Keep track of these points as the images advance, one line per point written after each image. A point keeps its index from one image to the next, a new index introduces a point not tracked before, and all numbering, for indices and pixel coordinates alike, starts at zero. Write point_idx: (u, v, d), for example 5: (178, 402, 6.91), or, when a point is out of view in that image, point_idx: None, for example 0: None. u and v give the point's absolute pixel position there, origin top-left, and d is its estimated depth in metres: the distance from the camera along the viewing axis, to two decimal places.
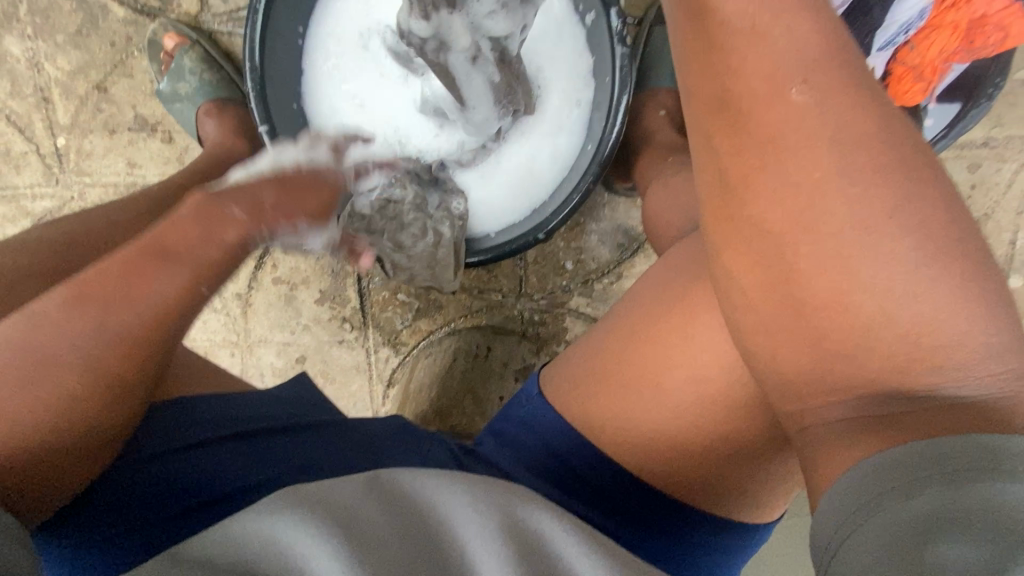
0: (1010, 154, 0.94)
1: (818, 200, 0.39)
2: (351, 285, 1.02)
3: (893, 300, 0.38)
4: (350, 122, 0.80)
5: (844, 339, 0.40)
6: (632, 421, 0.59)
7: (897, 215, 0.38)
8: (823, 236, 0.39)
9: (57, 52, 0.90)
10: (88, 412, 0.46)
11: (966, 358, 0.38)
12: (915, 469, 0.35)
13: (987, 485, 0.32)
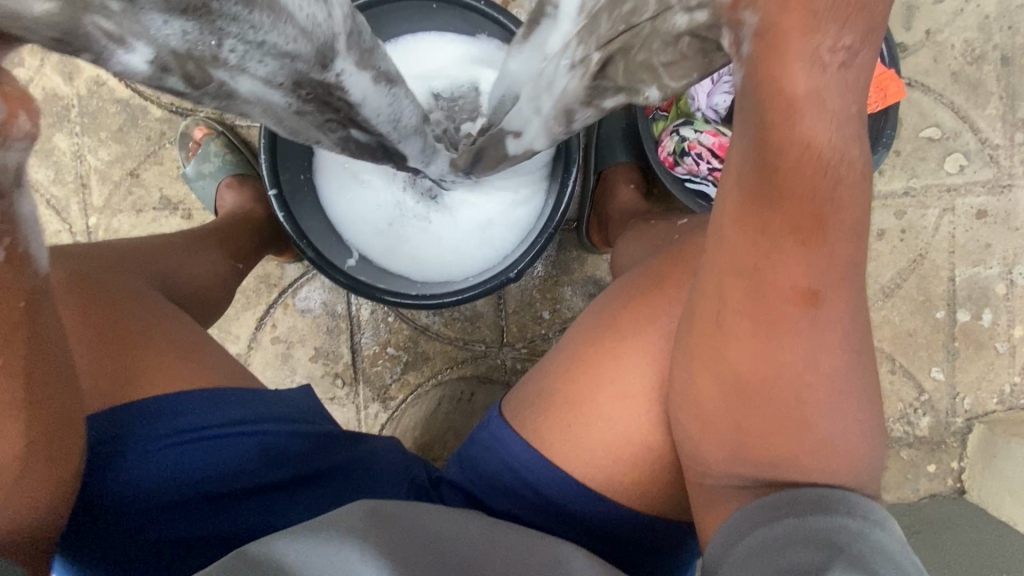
0: (931, 201, 1.06)
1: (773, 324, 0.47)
2: (345, 341, 1.09)
3: (808, 407, 0.47)
4: (350, 186, 0.90)
5: (771, 425, 0.48)
6: (577, 445, 0.62)
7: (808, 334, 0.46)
8: (771, 356, 0.47)
9: (99, 146, 1.05)
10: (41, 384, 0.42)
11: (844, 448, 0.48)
12: (779, 507, 0.47)
13: (831, 520, 0.45)
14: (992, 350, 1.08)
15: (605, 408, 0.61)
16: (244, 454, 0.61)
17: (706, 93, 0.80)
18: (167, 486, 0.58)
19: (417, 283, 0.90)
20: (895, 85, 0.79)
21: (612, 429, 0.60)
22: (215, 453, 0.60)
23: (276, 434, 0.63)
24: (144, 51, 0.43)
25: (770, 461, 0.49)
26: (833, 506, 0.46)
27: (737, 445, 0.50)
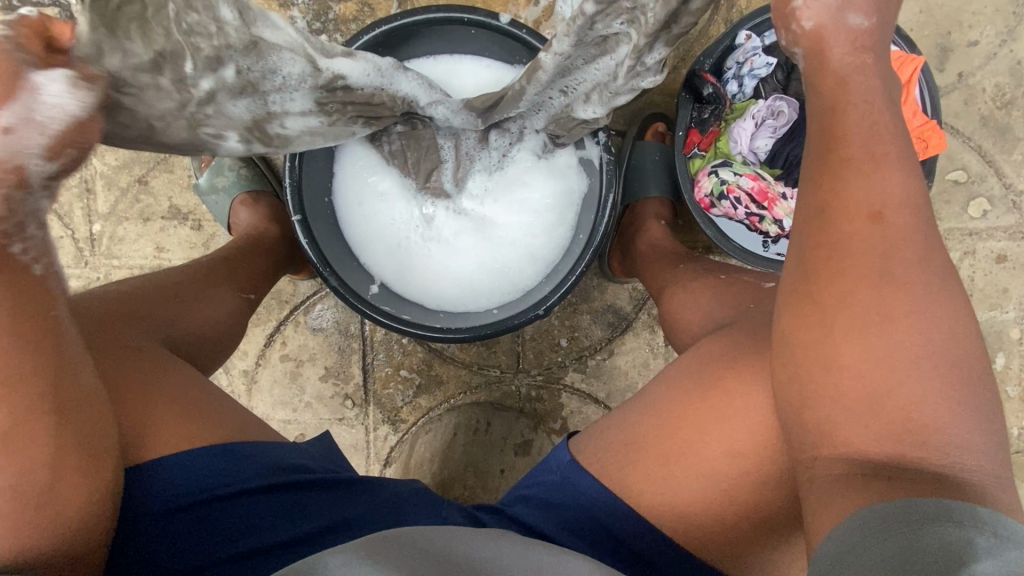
0: (953, 244, 1.06)
1: (884, 309, 0.46)
2: (356, 362, 1.06)
3: (926, 387, 0.44)
4: (373, 208, 0.87)
5: (891, 414, 0.45)
6: (666, 486, 0.61)
7: (916, 307, 0.46)
8: (869, 334, 0.46)
9: (106, 150, 1.00)
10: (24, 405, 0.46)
11: (972, 439, 0.44)
12: (893, 518, 0.41)
13: (943, 530, 0.40)
14: (1003, 394, 1.09)
15: (690, 445, 0.61)
16: (261, 512, 0.59)
17: (748, 136, 0.78)
18: (181, 550, 0.56)
19: (439, 312, 0.87)
20: (937, 137, 0.77)
21: (705, 464, 0.59)
22: (233, 510, 0.58)
23: (293, 489, 0.62)
24: (235, 139, 0.65)
25: (897, 449, 0.44)
26: (953, 516, 0.40)
27: (861, 437, 0.45)
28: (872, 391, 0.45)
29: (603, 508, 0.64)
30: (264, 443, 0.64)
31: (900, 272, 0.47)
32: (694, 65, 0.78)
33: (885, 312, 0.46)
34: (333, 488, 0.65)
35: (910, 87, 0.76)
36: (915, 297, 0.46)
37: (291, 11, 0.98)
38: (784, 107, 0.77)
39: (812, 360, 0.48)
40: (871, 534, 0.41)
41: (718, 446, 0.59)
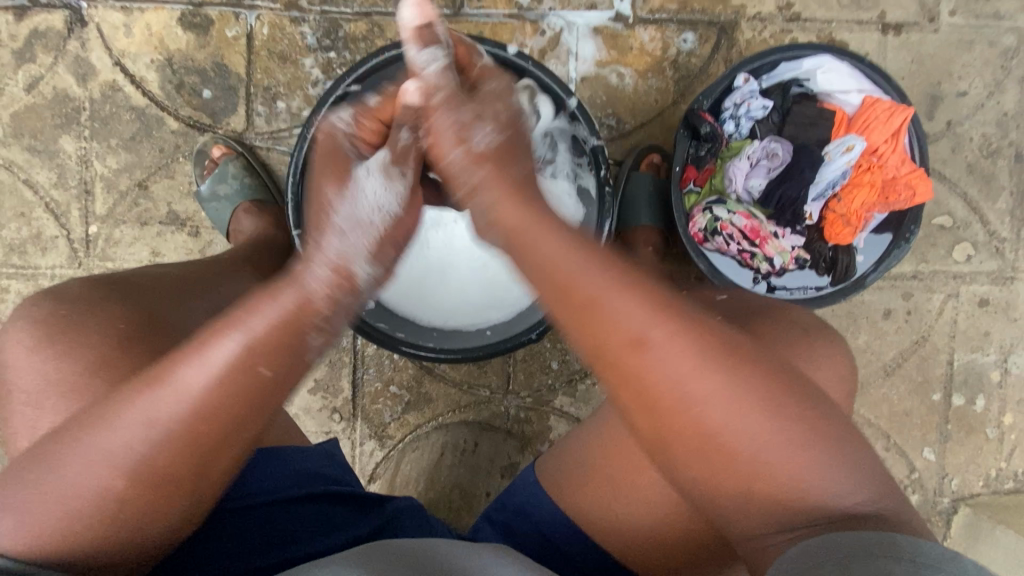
0: (937, 286, 1.09)
1: (706, 414, 0.48)
2: (346, 375, 1.06)
3: (779, 457, 0.48)
4: None
5: (754, 491, 0.48)
6: (627, 525, 0.61)
7: (749, 401, 0.48)
8: (719, 445, 0.48)
9: (108, 153, 1.01)
10: (141, 458, 0.47)
11: (845, 478, 0.48)
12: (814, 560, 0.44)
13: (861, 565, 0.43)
14: (982, 435, 1.10)
15: (633, 489, 0.60)
16: (284, 523, 0.63)
17: (743, 175, 0.81)
18: (200, 553, 0.59)
19: (434, 330, 0.87)
20: (925, 185, 0.78)
21: (639, 507, 0.60)
22: (258, 521, 0.62)
23: (318, 502, 0.66)
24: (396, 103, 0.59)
25: (778, 516, 0.48)
26: (874, 550, 0.44)
27: (761, 521, 0.49)
28: (724, 494, 0.49)
29: (568, 540, 0.64)
30: (270, 452, 0.64)
31: (697, 395, 0.48)
32: (692, 103, 0.79)
33: (708, 426, 0.48)
34: (348, 504, 0.68)
35: (899, 136, 0.79)
36: (725, 398, 0.48)
37: (302, 27, 1.00)
38: (778, 150, 0.80)
39: (680, 466, 0.50)
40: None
41: (652, 495, 0.59)
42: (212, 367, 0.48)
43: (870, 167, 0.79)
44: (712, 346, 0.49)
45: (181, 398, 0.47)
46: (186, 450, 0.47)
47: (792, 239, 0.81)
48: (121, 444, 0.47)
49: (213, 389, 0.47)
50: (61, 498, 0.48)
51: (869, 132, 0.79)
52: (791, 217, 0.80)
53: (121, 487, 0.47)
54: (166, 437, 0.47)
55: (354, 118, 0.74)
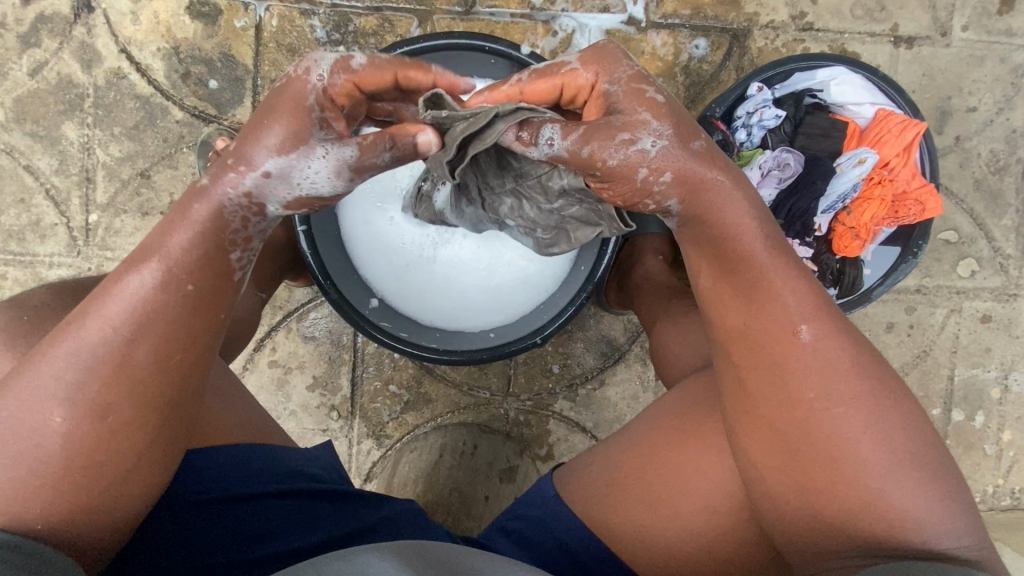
0: (940, 300, 1.08)
1: (832, 421, 0.51)
2: (345, 373, 1.05)
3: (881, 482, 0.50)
4: (379, 224, 0.86)
5: (869, 510, 0.50)
6: (658, 539, 0.60)
7: (869, 423, 0.51)
8: (831, 451, 0.51)
9: (111, 141, 0.99)
10: (82, 389, 0.47)
11: (955, 519, 0.50)
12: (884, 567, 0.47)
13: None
14: (981, 451, 1.10)
15: (683, 504, 0.60)
16: (270, 519, 0.61)
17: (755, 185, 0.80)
18: (178, 539, 0.57)
19: (437, 332, 0.87)
20: (935, 200, 0.78)
21: (691, 524, 0.60)
22: (240, 512, 0.60)
23: (307, 500, 0.63)
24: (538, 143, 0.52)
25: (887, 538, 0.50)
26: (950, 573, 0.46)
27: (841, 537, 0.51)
28: (837, 509, 0.51)
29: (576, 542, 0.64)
30: (266, 446, 0.63)
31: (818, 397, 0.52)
32: (706, 110, 0.79)
33: (850, 433, 0.51)
34: (337, 502, 0.65)
35: (911, 150, 0.78)
36: (869, 411, 0.51)
37: (312, 20, 0.99)
38: (790, 160, 0.79)
39: (784, 455, 0.53)
40: None
41: (724, 492, 0.59)
42: (129, 295, 0.47)
43: (881, 181, 0.79)
44: (871, 367, 0.53)
45: (106, 326, 0.47)
46: (121, 376, 0.47)
47: (800, 250, 0.81)
48: (64, 383, 0.46)
49: (133, 314, 0.47)
50: (21, 457, 0.46)
51: (881, 145, 0.79)
52: (800, 228, 0.80)
53: (82, 434, 0.47)
54: (100, 363, 0.47)
55: (333, 73, 0.50)
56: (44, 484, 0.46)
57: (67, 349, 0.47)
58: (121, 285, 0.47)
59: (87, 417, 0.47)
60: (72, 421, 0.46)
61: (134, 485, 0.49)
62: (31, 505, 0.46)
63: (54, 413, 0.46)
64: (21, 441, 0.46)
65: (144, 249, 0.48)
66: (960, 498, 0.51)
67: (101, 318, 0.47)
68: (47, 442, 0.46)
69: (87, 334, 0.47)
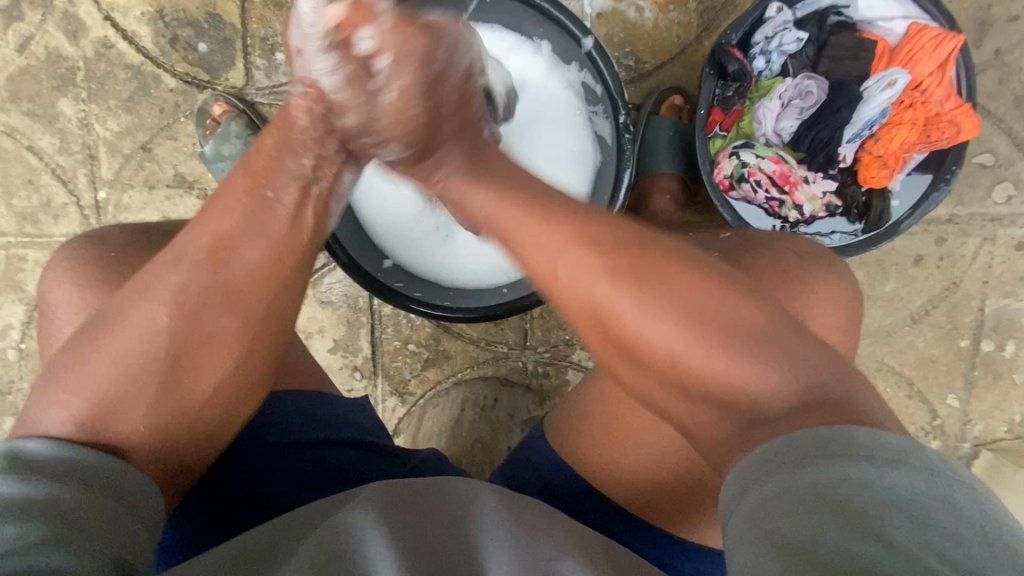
0: (973, 229, 1.04)
1: (635, 330, 0.47)
2: (364, 335, 1.06)
3: (716, 363, 0.46)
4: (375, 186, 0.86)
5: (714, 400, 0.46)
6: (630, 474, 0.60)
7: (671, 309, 0.47)
8: (666, 361, 0.47)
9: (108, 115, 0.98)
10: (190, 294, 0.50)
11: (778, 367, 0.46)
12: (754, 485, 0.41)
13: (825, 469, 0.39)
14: (1009, 380, 1.08)
15: (613, 446, 0.61)
16: (314, 471, 0.62)
17: (774, 117, 0.76)
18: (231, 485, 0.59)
19: (450, 291, 0.86)
20: (971, 120, 0.73)
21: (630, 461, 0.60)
22: (285, 471, 0.61)
23: (334, 453, 0.64)
24: None
25: (728, 416, 0.46)
26: (837, 449, 0.40)
27: (707, 425, 0.47)
28: (665, 403, 0.49)
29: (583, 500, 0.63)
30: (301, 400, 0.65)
31: (625, 313, 0.48)
32: (721, 38, 0.73)
33: (646, 337, 0.47)
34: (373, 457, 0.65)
35: (947, 67, 0.73)
36: (647, 307, 0.47)
37: None
38: (812, 88, 0.74)
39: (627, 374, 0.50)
40: (766, 472, 0.42)
41: (653, 450, 0.59)
42: (236, 213, 0.53)
43: (913, 104, 0.74)
44: (638, 258, 0.49)
45: (217, 241, 0.52)
46: (230, 289, 0.51)
47: (823, 184, 0.77)
48: (178, 285, 0.50)
49: (237, 259, 0.52)
50: (131, 353, 0.49)
51: (913, 64, 0.73)
52: (823, 160, 0.76)
53: (184, 339, 0.50)
54: (215, 279, 0.51)
55: None
56: (147, 393, 0.49)
57: (183, 252, 0.51)
58: (240, 202, 0.53)
59: (193, 326, 0.50)
60: (181, 323, 0.50)
61: (219, 406, 0.53)
62: (129, 414, 0.48)
63: (166, 314, 0.50)
64: (133, 335, 0.49)
65: (265, 167, 0.55)
66: (785, 348, 0.46)
67: (216, 234, 0.52)
68: (155, 340, 0.49)
69: (196, 240, 0.52)
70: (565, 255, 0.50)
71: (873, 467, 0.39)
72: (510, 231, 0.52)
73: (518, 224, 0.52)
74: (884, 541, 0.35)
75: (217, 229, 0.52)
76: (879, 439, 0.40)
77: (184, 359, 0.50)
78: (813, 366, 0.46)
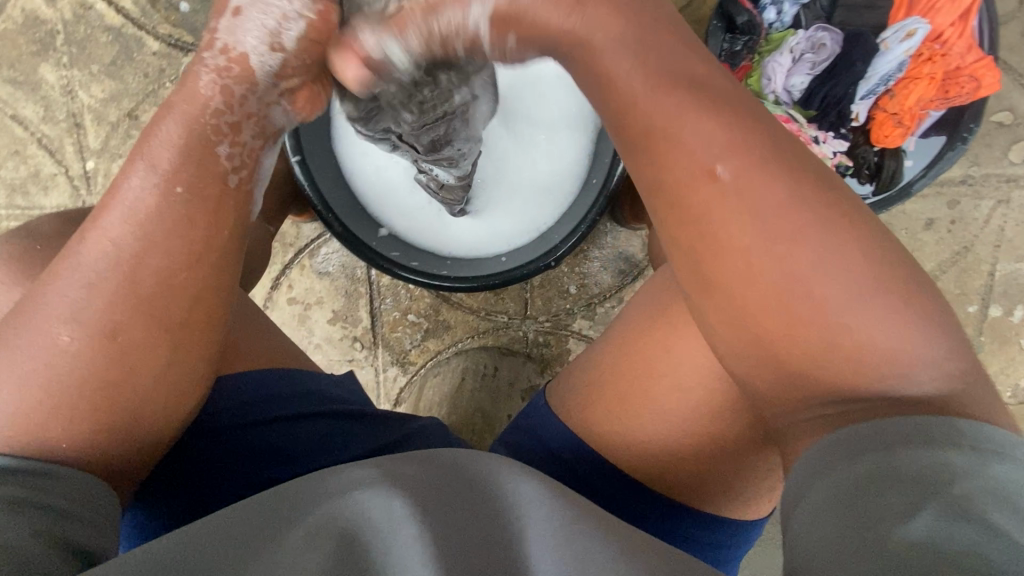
0: (986, 191, 1.01)
1: (794, 272, 0.42)
2: (363, 306, 1.06)
3: (835, 316, 0.42)
4: (366, 148, 0.83)
5: (825, 360, 0.42)
6: (650, 445, 0.60)
7: (801, 247, 0.42)
8: (771, 308, 0.43)
9: (92, 81, 0.94)
10: (88, 308, 0.46)
11: (932, 348, 0.42)
12: (833, 457, 0.40)
13: (919, 454, 0.37)
14: (1017, 346, 1.06)
15: (659, 400, 0.59)
16: (289, 439, 0.61)
17: (785, 72, 0.72)
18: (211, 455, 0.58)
19: (447, 260, 0.84)
20: (993, 75, 0.69)
21: (670, 412, 0.58)
22: (266, 436, 0.60)
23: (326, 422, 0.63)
24: None
25: (822, 394, 0.43)
26: (942, 438, 0.38)
27: (765, 383, 0.46)
28: (766, 348, 0.44)
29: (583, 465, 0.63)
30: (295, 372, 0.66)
31: (737, 235, 0.44)
32: None
33: (795, 272, 0.42)
34: (366, 424, 0.65)
35: (969, 17, 0.68)
36: (811, 244, 0.42)
37: None
38: (825, 40, 0.71)
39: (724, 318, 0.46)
40: (845, 455, 0.40)
41: (700, 402, 0.57)
42: (127, 206, 0.47)
43: (932, 57, 0.70)
44: (808, 190, 0.44)
45: (106, 242, 0.46)
46: (137, 295, 0.46)
47: (834, 144, 0.73)
48: (77, 300, 0.46)
49: (133, 223, 0.47)
50: (37, 372, 0.46)
51: (934, 14, 0.69)
52: (835, 118, 0.72)
53: (91, 353, 0.46)
54: (116, 282, 0.46)
55: None
56: (58, 411, 0.45)
57: (81, 264, 0.46)
58: (127, 194, 0.47)
59: (100, 341, 0.46)
60: (79, 339, 0.46)
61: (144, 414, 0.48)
62: (50, 428, 0.45)
63: (70, 328, 0.46)
64: (37, 357, 0.46)
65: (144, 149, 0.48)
66: (883, 316, 0.41)
67: (108, 239, 0.47)
68: (59, 360, 0.45)
69: (90, 245, 0.47)
70: (728, 160, 0.44)
71: (979, 460, 0.36)
72: (628, 125, 0.47)
73: (662, 126, 0.46)
74: (986, 530, 0.33)
75: (110, 233, 0.47)
76: (981, 430, 0.38)
77: (99, 374, 0.46)
78: (929, 368, 0.42)
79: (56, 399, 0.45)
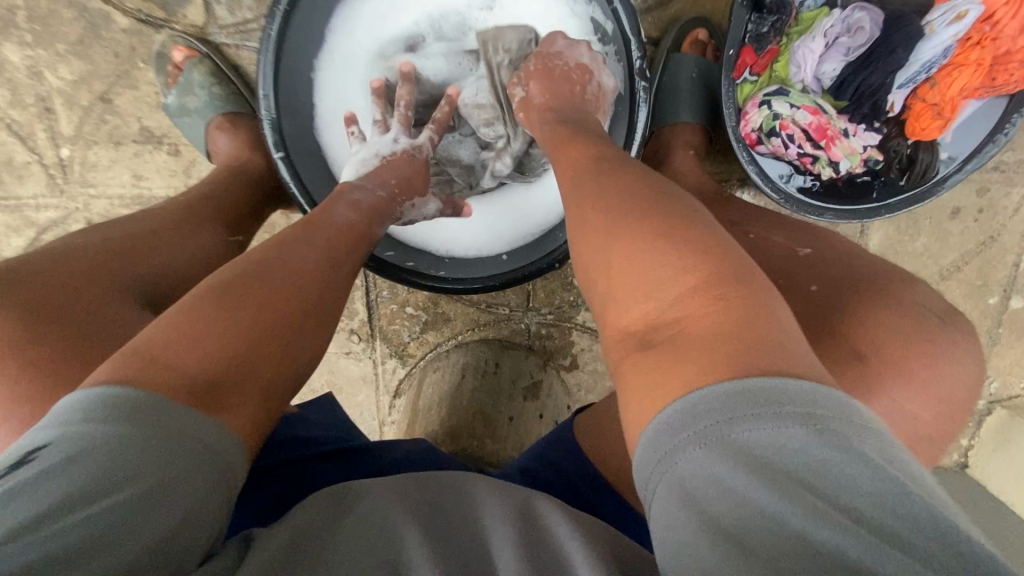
0: (1019, 178, 0.95)
1: (640, 277, 0.42)
2: (360, 298, 1.02)
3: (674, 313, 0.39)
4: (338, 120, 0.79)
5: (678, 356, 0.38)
6: None
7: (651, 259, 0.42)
8: (632, 311, 0.42)
9: (59, 62, 0.87)
10: (254, 296, 0.46)
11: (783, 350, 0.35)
12: (674, 441, 0.34)
13: (758, 427, 0.32)
14: None
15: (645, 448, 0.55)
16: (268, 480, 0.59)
17: (816, 58, 0.65)
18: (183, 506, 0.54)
19: (445, 259, 0.79)
20: None
21: None
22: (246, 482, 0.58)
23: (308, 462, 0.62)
24: None
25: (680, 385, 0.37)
26: (786, 402, 0.32)
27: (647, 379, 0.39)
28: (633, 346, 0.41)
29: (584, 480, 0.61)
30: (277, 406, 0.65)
31: (610, 256, 0.45)
32: None
33: (637, 277, 0.42)
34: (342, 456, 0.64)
35: None
36: (657, 251, 0.42)
37: None
38: (864, 21, 0.64)
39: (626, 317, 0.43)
40: (696, 434, 0.33)
41: None
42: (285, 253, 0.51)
43: (981, 41, 0.61)
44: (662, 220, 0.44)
45: (269, 263, 0.49)
46: (269, 315, 0.45)
47: (865, 137, 0.69)
48: (237, 291, 0.46)
49: (295, 267, 0.50)
50: (194, 329, 0.42)
51: None
52: (869, 110, 0.66)
53: (232, 335, 0.43)
54: (260, 294, 0.46)
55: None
56: (193, 357, 0.40)
57: (248, 269, 0.48)
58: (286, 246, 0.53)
59: (238, 331, 0.43)
60: (238, 326, 0.43)
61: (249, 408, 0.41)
62: (177, 371, 0.39)
63: (236, 307, 0.45)
64: (195, 319, 0.43)
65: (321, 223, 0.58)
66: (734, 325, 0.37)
67: (269, 262, 0.50)
68: (211, 325, 0.43)
69: (259, 260, 0.49)
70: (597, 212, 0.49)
71: (810, 430, 0.31)
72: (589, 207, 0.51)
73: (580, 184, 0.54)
74: (836, 518, 0.28)
75: (267, 260, 0.50)
76: (812, 389, 0.33)
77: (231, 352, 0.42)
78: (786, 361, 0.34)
79: (201, 357, 0.41)
